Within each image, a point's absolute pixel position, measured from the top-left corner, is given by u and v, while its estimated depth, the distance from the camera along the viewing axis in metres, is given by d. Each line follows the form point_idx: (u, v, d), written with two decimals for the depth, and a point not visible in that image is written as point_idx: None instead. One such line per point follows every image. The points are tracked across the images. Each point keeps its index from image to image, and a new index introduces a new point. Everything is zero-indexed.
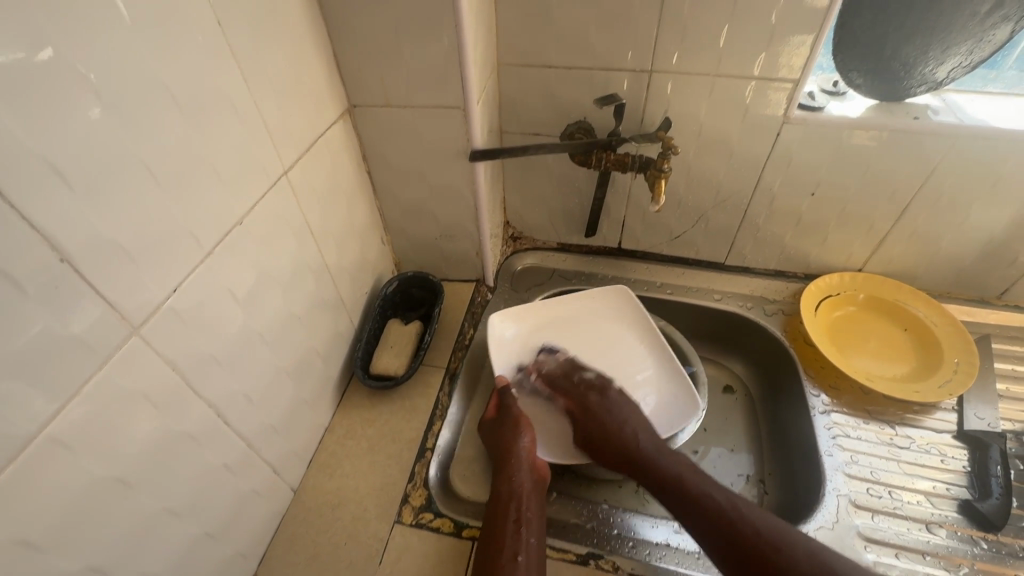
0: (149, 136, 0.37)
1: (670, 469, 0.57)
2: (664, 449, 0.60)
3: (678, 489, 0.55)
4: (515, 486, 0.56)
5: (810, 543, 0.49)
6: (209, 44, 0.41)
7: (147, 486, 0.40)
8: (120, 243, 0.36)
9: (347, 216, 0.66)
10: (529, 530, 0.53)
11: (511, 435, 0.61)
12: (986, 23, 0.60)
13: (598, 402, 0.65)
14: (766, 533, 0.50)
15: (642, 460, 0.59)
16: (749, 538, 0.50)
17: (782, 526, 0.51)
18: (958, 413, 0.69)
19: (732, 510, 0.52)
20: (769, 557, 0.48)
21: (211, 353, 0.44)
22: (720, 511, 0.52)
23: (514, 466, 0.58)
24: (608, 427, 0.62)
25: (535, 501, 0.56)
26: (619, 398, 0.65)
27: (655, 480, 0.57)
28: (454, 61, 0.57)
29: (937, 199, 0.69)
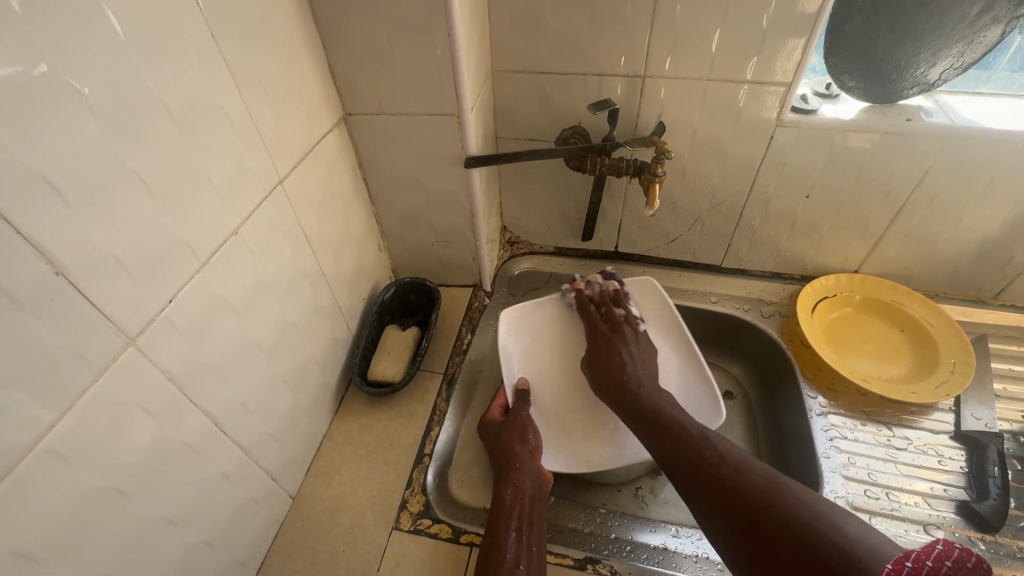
0: (142, 147, 0.37)
1: (653, 403, 0.59)
2: (655, 388, 0.61)
3: (656, 418, 0.57)
4: (518, 493, 0.56)
5: (765, 469, 0.48)
6: (202, 56, 0.41)
7: (144, 496, 0.40)
8: (116, 254, 0.36)
9: (343, 224, 0.67)
10: (529, 539, 0.52)
11: (517, 441, 0.61)
12: (977, 24, 0.60)
13: (615, 335, 0.67)
14: (726, 461, 0.49)
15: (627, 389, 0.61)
16: (712, 465, 0.50)
17: (745, 457, 0.50)
18: (955, 413, 0.69)
19: (703, 440, 0.53)
20: (726, 478, 0.48)
21: (207, 362, 0.45)
22: (689, 442, 0.53)
23: (518, 470, 0.58)
24: (609, 359, 0.64)
25: (537, 508, 0.56)
26: (632, 335, 0.67)
27: (632, 408, 0.59)
28: (447, 69, 0.58)
29: (931, 200, 0.70)
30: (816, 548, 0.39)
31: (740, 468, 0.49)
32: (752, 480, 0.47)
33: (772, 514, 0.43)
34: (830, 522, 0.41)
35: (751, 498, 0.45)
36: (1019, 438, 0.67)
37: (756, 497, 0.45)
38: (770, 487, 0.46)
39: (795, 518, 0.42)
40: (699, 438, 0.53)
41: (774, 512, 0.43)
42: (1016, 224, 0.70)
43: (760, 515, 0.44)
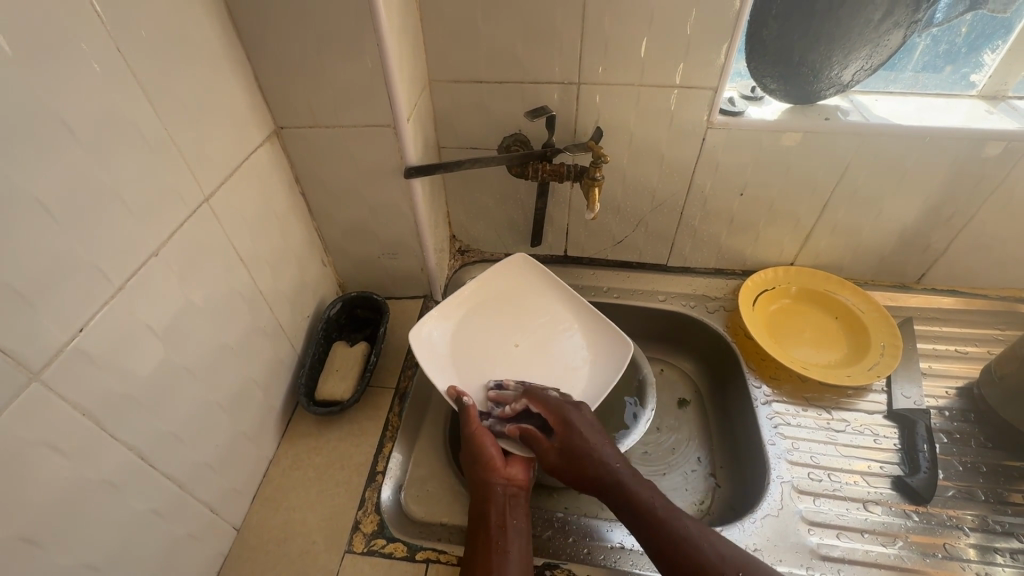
0: (40, 168, 0.35)
1: (642, 497, 0.53)
2: (632, 472, 0.55)
3: (645, 515, 0.51)
4: (486, 504, 0.55)
5: (768, 571, 0.47)
6: (108, 72, 0.39)
7: (59, 543, 0.37)
8: (15, 286, 0.34)
9: (281, 240, 0.64)
10: (504, 546, 0.52)
11: (476, 450, 0.59)
12: (880, 29, 0.64)
13: (575, 421, 0.59)
14: (731, 570, 0.47)
15: (613, 484, 0.54)
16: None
17: (745, 557, 0.48)
18: (887, 393, 0.73)
19: (701, 536, 0.49)
20: None
21: (128, 394, 0.42)
22: (690, 537, 0.49)
23: (488, 479, 0.57)
24: (580, 456, 0.56)
25: (507, 514, 0.55)
26: (579, 419, 0.59)
27: (626, 512, 0.53)
28: (379, 79, 0.57)
29: (853, 194, 0.74)
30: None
31: (746, 572, 0.47)
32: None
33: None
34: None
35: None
36: (945, 413, 0.72)
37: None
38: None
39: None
40: (702, 537, 0.49)
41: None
42: (930, 213, 0.75)
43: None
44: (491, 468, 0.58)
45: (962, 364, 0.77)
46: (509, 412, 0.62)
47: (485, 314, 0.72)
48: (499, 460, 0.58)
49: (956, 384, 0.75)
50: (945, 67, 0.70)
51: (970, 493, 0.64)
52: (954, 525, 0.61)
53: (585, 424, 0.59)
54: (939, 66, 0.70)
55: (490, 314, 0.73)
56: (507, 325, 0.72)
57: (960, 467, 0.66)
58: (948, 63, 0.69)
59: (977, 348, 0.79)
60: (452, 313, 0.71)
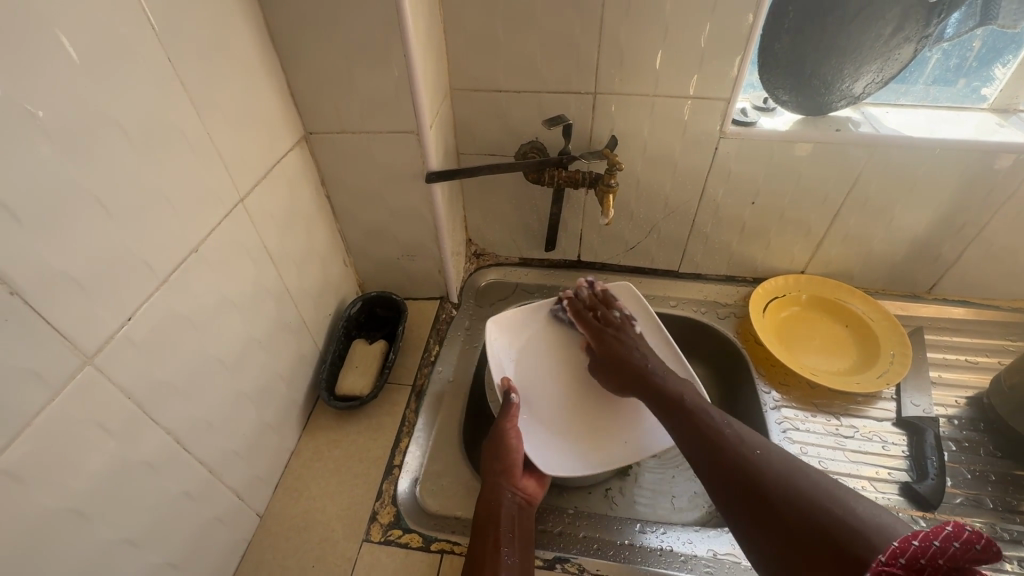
0: (98, 168, 0.38)
1: (676, 390, 0.59)
2: (669, 372, 0.63)
3: (679, 406, 0.57)
4: (497, 507, 0.57)
5: (784, 454, 0.49)
6: (159, 79, 0.43)
7: (102, 517, 0.40)
8: (74, 274, 0.37)
9: (307, 240, 0.67)
10: (510, 550, 0.53)
11: (501, 451, 0.61)
12: (891, 43, 0.65)
13: (616, 336, 0.69)
14: (745, 448, 0.50)
15: (649, 378, 0.62)
16: (736, 455, 0.49)
17: (763, 443, 0.51)
18: (896, 401, 0.74)
19: (727, 428, 0.52)
20: (750, 461, 0.48)
21: (166, 381, 0.45)
22: (714, 428, 0.53)
23: (502, 484, 0.59)
24: (626, 356, 0.66)
25: (514, 523, 0.56)
26: (626, 332, 0.70)
27: (659, 401, 0.59)
28: (404, 88, 0.60)
29: (864, 203, 0.75)
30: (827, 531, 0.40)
31: (760, 452, 0.49)
32: (772, 464, 0.48)
33: (801, 511, 0.42)
34: (847, 509, 0.41)
35: (772, 487, 0.45)
36: (954, 422, 0.72)
37: (781, 493, 0.45)
38: (789, 478, 0.46)
39: (822, 511, 0.42)
40: (723, 427, 0.53)
41: (802, 502, 0.43)
42: (940, 223, 0.76)
43: (782, 504, 0.44)
44: (507, 475, 0.60)
45: (973, 374, 0.77)
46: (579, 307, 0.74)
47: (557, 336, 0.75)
48: (520, 471, 0.61)
49: (966, 394, 0.75)
50: (957, 81, 0.71)
51: (978, 501, 0.64)
52: None
53: (631, 338, 0.68)
54: (951, 80, 0.71)
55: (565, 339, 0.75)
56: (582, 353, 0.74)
57: (968, 474, 0.67)
58: (959, 77, 0.71)
59: (988, 358, 0.79)
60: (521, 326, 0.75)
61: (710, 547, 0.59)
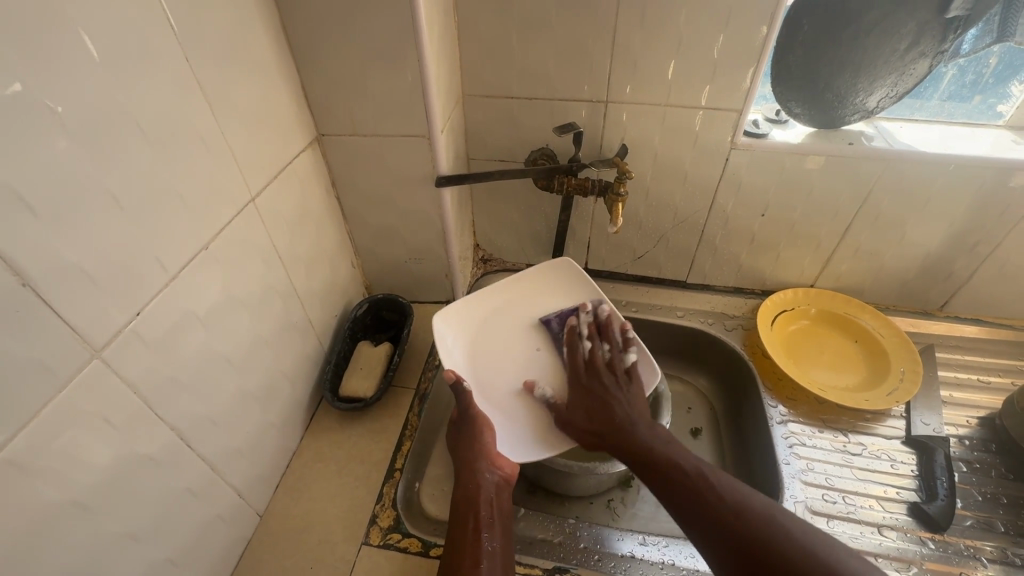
0: (113, 162, 0.38)
1: (649, 442, 0.57)
2: (648, 425, 0.59)
3: (655, 462, 0.55)
4: (476, 489, 0.56)
5: (765, 505, 0.49)
6: (177, 78, 0.43)
7: (105, 511, 0.40)
8: (84, 267, 0.37)
9: (316, 241, 0.68)
10: (490, 535, 0.53)
11: (474, 433, 0.60)
12: (906, 57, 0.65)
13: (612, 385, 0.62)
14: (731, 499, 0.50)
15: (620, 430, 0.58)
16: (721, 510, 0.49)
17: (747, 493, 0.51)
18: (906, 419, 0.73)
19: (704, 482, 0.52)
20: (736, 521, 0.48)
21: (174, 377, 0.45)
22: (694, 483, 0.52)
23: (478, 465, 0.58)
24: (598, 408, 0.60)
25: (493, 504, 0.56)
26: (628, 381, 0.63)
27: (634, 453, 0.56)
28: (418, 92, 0.60)
29: (876, 217, 0.74)
30: None
31: (746, 503, 0.49)
32: (763, 518, 0.48)
33: None
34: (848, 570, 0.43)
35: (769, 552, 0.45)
36: (965, 442, 0.71)
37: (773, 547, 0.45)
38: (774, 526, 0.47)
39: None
40: (700, 473, 0.52)
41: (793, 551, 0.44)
42: (953, 240, 0.75)
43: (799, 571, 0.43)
44: (483, 455, 0.59)
45: (985, 395, 0.76)
46: (584, 331, 0.67)
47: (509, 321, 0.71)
48: (495, 449, 0.60)
49: (978, 414, 0.74)
50: (973, 97, 0.70)
51: (989, 524, 0.63)
52: (972, 555, 0.60)
53: (625, 385, 0.62)
54: (967, 96, 0.70)
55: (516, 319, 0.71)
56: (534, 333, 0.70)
57: (980, 497, 0.65)
58: (976, 93, 0.70)
59: (1001, 378, 0.78)
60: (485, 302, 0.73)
61: None
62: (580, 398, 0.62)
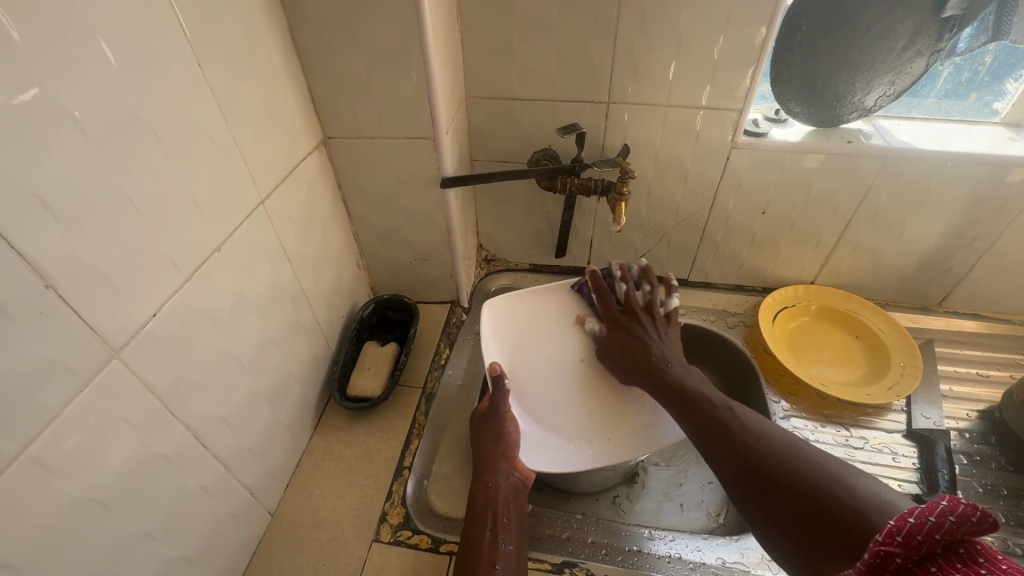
0: (130, 166, 0.39)
1: (680, 378, 0.60)
2: (685, 368, 0.62)
3: (683, 394, 0.58)
4: (495, 491, 0.57)
5: (784, 435, 0.50)
6: (190, 83, 0.44)
7: (123, 509, 0.41)
8: (103, 269, 0.38)
9: (322, 242, 0.68)
10: (506, 537, 0.53)
11: (495, 436, 0.61)
12: (903, 56, 0.66)
13: (643, 326, 0.67)
14: (748, 433, 0.50)
15: (652, 363, 0.63)
16: (738, 436, 0.50)
17: (767, 425, 0.51)
18: (907, 413, 0.74)
19: (728, 412, 0.53)
20: (747, 443, 0.49)
21: (188, 377, 0.46)
22: (719, 415, 0.53)
23: (500, 466, 0.59)
24: (629, 347, 0.66)
25: (512, 506, 0.56)
26: (662, 323, 0.68)
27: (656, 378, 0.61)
28: (423, 95, 0.61)
29: (875, 214, 0.75)
30: (830, 511, 0.40)
31: (762, 437, 0.49)
32: (774, 443, 0.48)
33: (810, 490, 0.43)
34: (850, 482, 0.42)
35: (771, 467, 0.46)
36: (965, 435, 0.72)
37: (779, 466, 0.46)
38: (787, 461, 0.46)
39: (817, 491, 0.42)
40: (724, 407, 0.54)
41: (797, 481, 0.44)
42: (951, 236, 0.76)
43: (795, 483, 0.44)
44: (505, 456, 0.59)
45: (984, 388, 0.77)
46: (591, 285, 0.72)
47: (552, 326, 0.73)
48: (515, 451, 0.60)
49: (977, 407, 0.75)
50: (969, 94, 0.72)
51: (989, 516, 0.64)
52: None
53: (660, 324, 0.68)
54: (964, 94, 0.71)
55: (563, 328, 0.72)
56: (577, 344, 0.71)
57: (980, 488, 0.66)
58: (972, 91, 0.71)
59: (1000, 372, 0.79)
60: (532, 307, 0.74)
61: (718, 555, 0.59)
62: (618, 334, 0.68)
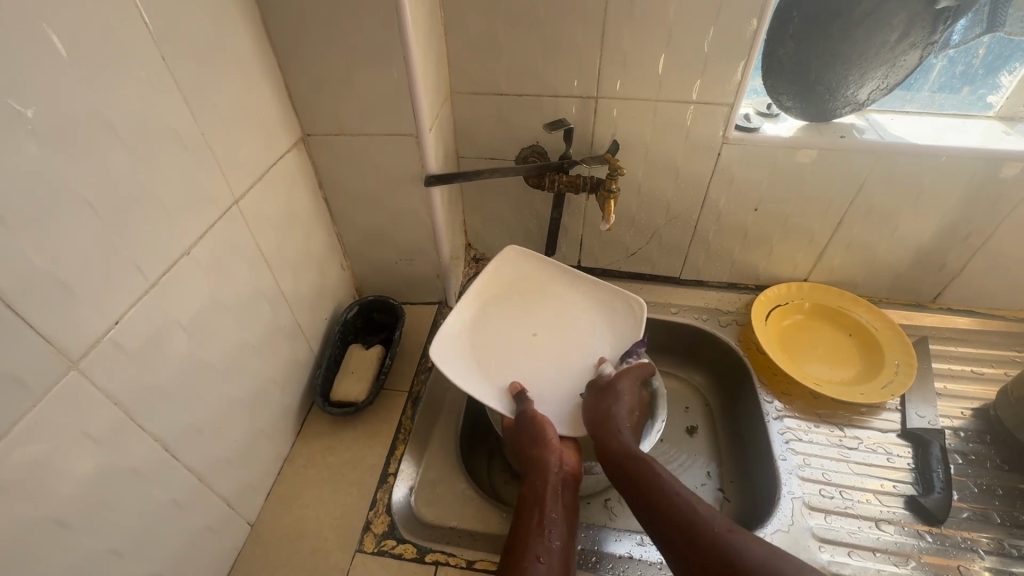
0: (88, 165, 0.37)
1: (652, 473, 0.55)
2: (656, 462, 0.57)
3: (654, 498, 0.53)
4: (544, 483, 0.57)
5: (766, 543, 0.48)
6: (153, 78, 0.42)
7: (86, 527, 0.39)
8: (58, 275, 0.36)
9: (303, 243, 0.66)
10: (553, 532, 0.53)
11: (536, 426, 0.60)
12: (897, 49, 0.64)
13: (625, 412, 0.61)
14: (720, 524, 0.49)
15: (634, 457, 0.56)
16: (710, 540, 0.48)
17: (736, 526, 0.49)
18: (901, 412, 0.73)
19: (693, 510, 0.51)
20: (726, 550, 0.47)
21: (156, 387, 0.44)
22: (690, 516, 0.50)
23: (549, 459, 0.58)
24: (610, 434, 0.58)
25: (556, 500, 0.56)
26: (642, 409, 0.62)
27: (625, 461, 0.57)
28: (404, 90, 0.59)
29: (868, 210, 0.74)
30: None
31: (735, 529, 0.49)
32: (752, 552, 0.46)
33: None
34: None
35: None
36: (960, 434, 0.71)
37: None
38: (769, 566, 0.45)
39: None
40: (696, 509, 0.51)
41: None
42: (945, 232, 0.75)
43: None
44: (551, 450, 0.59)
45: (978, 386, 0.76)
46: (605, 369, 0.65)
47: (498, 311, 0.71)
48: (556, 442, 0.60)
49: (972, 405, 0.74)
50: (963, 88, 0.70)
51: (985, 516, 0.63)
52: (969, 547, 0.60)
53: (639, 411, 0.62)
54: (957, 87, 0.70)
55: (510, 309, 0.72)
56: (527, 320, 0.71)
57: (975, 488, 0.66)
58: (966, 84, 0.70)
59: (995, 369, 0.78)
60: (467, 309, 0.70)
61: None
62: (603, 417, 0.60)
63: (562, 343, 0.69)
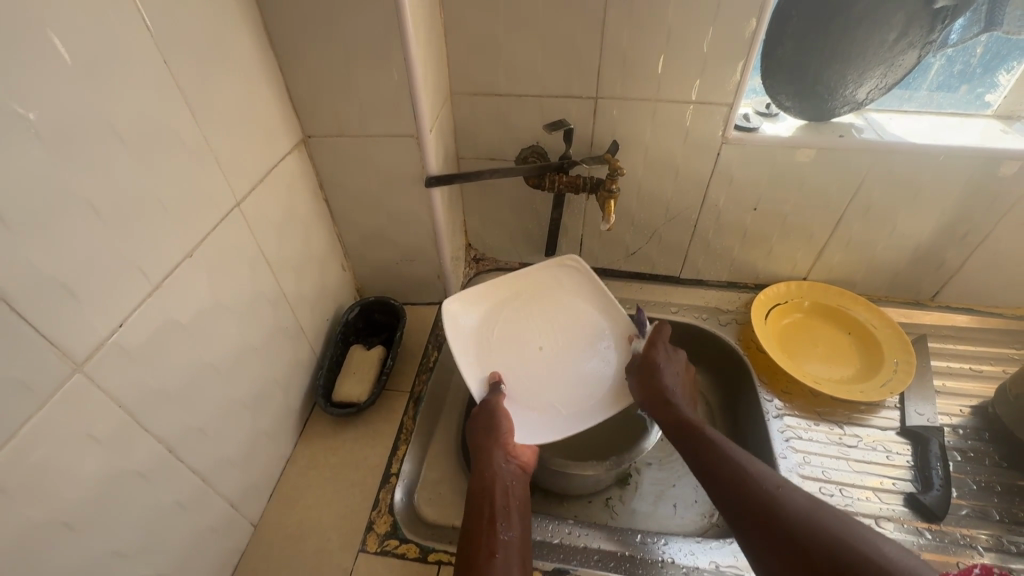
0: (92, 169, 0.37)
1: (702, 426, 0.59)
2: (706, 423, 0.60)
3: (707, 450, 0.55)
4: (491, 479, 0.56)
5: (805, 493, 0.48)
6: (155, 81, 0.42)
7: (91, 529, 0.39)
8: (63, 279, 0.36)
9: (305, 244, 0.66)
10: (506, 525, 0.53)
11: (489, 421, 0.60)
12: (895, 48, 0.64)
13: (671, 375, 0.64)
14: (770, 482, 0.49)
15: (685, 416, 0.60)
16: (756, 492, 0.49)
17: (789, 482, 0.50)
18: (900, 410, 0.73)
19: (745, 466, 0.52)
20: (769, 502, 0.47)
21: (159, 389, 0.44)
22: (738, 472, 0.51)
23: (493, 453, 0.58)
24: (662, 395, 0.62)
25: (513, 494, 0.56)
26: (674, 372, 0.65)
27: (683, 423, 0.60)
28: (404, 91, 0.59)
29: (868, 209, 0.74)
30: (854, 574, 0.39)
31: (782, 487, 0.49)
32: (795, 502, 0.47)
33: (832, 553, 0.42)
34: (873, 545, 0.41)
35: (792, 527, 0.45)
36: (958, 431, 0.71)
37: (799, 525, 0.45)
38: (808, 515, 0.45)
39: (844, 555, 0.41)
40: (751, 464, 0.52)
41: (821, 539, 0.43)
42: (944, 230, 0.75)
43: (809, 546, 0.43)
44: (500, 444, 0.59)
45: (977, 383, 0.76)
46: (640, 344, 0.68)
47: (503, 318, 0.71)
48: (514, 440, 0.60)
49: (971, 403, 0.74)
50: (960, 87, 0.71)
51: (984, 513, 0.63)
52: (968, 543, 0.61)
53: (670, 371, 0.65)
54: (955, 86, 0.70)
55: (514, 314, 0.72)
56: (530, 322, 0.71)
57: (974, 485, 0.66)
58: (963, 83, 0.70)
59: (993, 366, 0.78)
60: (470, 350, 0.68)
61: (711, 559, 0.58)
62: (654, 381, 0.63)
63: (565, 340, 0.70)
